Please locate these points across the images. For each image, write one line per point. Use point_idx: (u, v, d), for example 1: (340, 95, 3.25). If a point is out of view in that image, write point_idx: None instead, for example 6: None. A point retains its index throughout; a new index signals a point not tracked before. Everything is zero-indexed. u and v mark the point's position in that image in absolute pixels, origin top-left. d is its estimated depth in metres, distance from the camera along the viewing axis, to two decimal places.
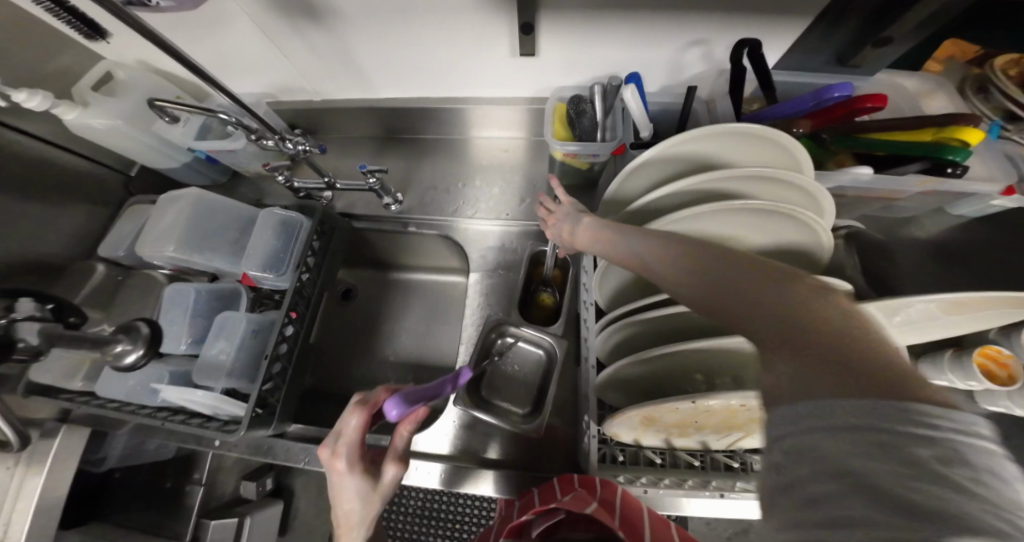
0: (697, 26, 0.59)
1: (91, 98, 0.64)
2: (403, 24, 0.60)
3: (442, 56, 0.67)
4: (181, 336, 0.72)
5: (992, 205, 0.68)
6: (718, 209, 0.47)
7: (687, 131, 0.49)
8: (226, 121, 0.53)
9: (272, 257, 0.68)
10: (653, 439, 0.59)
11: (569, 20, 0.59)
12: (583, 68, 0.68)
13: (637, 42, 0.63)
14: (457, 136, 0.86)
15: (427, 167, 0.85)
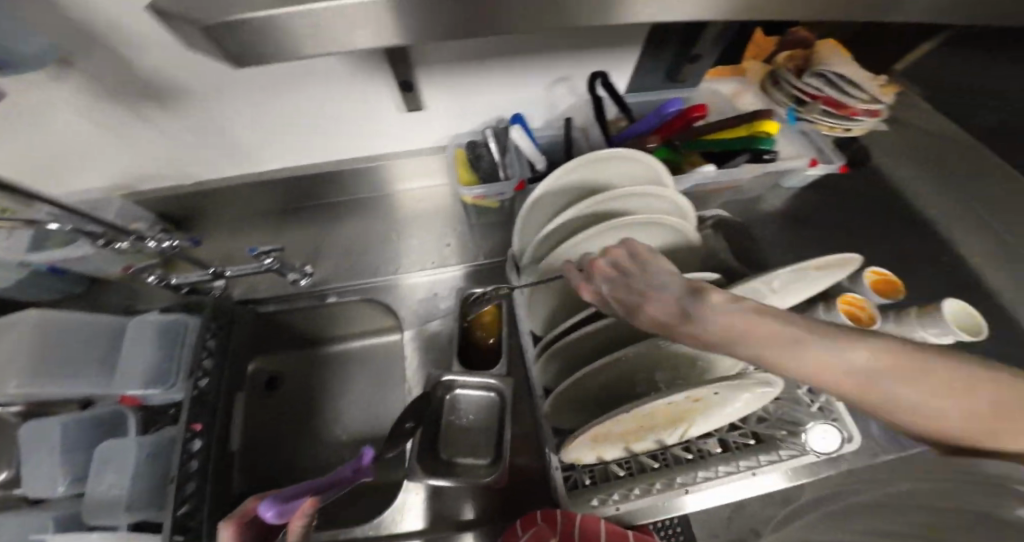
0: (552, 63, 0.62)
1: None
2: (263, 96, 0.57)
3: (321, 121, 0.63)
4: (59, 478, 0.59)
5: (809, 175, 0.75)
6: (604, 230, 0.47)
7: (564, 163, 0.50)
8: (60, 230, 0.46)
9: (157, 367, 0.58)
10: (613, 452, 0.56)
11: (441, 70, 0.59)
12: (467, 113, 0.68)
13: (508, 85, 0.64)
14: (359, 196, 0.80)
15: (336, 234, 0.78)
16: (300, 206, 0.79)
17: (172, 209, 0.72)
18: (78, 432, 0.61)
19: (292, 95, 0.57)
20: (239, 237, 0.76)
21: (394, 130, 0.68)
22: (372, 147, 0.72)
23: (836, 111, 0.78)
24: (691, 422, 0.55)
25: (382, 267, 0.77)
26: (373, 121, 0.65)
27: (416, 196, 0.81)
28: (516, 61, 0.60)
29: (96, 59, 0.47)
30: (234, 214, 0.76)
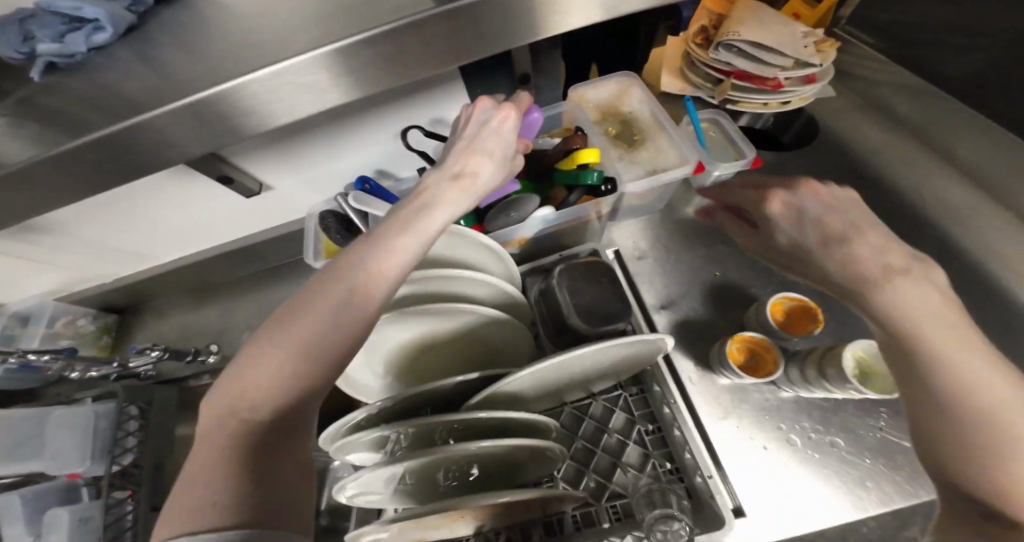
0: (377, 120, 0.59)
1: None
2: (117, 208, 0.61)
3: (187, 217, 0.66)
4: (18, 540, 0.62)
5: (718, 175, 0.63)
6: (424, 309, 0.44)
7: None
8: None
9: (81, 449, 0.64)
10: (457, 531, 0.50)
11: (263, 157, 0.58)
12: (323, 177, 0.66)
13: (341, 150, 0.62)
14: (256, 270, 0.81)
15: (241, 308, 0.79)
16: (213, 282, 0.82)
17: (115, 302, 0.81)
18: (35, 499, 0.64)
19: (145, 204, 0.61)
20: (166, 318, 0.81)
21: (261, 210, 0.70)
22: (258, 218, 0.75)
23: (755, 85, 0.64)
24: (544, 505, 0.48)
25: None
26: (235, 207, 0.67)
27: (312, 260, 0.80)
28: (337, 127, 0.58)
29: None
30: (158, 302, 0.83)
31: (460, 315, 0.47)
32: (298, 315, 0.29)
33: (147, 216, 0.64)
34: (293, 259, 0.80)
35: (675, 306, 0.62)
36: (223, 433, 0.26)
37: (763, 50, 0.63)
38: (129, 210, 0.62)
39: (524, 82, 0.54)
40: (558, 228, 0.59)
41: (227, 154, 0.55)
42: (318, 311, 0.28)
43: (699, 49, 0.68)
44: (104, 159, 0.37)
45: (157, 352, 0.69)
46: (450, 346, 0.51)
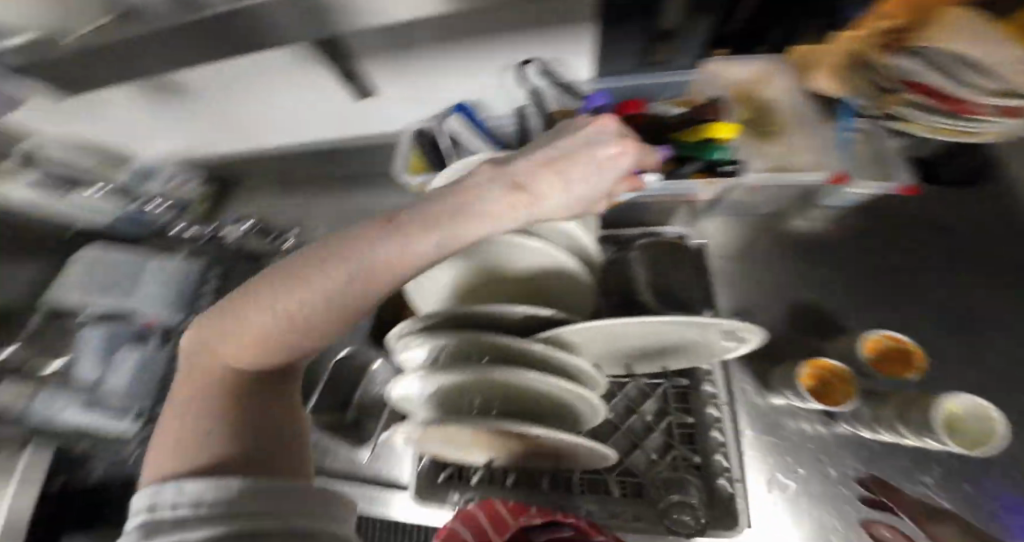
0: (501, 48, 0.58)
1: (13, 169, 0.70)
2: (244, 78, 0.65)
3: (301, 102, 0.70)
4: (84, 366, 0.66)
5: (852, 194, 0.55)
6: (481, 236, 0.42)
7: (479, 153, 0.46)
8: None
9: (162, 297, 0.70)
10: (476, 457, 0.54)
11: (383, 58, 0.59)
12: (424, 95, 0.66)
13: (455, 68, 0.61)
14: (343, 172, 0.85)
15: (323, 204, 0.84)
16: (305, 175, 0.87)
17: (217, 172, 0.89)
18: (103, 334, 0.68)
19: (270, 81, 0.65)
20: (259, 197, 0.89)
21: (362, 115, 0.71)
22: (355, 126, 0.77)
23: (939, 105, 0.47)
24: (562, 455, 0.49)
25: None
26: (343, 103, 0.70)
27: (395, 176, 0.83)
28: (459, 45, 0.57)
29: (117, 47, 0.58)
30: (254, 179, 0.90)
31: (524, 249, 0.43)
32: (315, 276, 0.27)
33: (269, 91, 0.68)
34: (378, 170, 0.83)
35: (750, 317, 0.58)
36: (191, 402, 0.27)
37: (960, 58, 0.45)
38: (256, 82, 0.66)
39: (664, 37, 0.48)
40: (652, 204, 0.56)
41: (356, 45, 0.56)
42: (310, 295, 0.26)
43: None
44: (239, 22, 0.36)
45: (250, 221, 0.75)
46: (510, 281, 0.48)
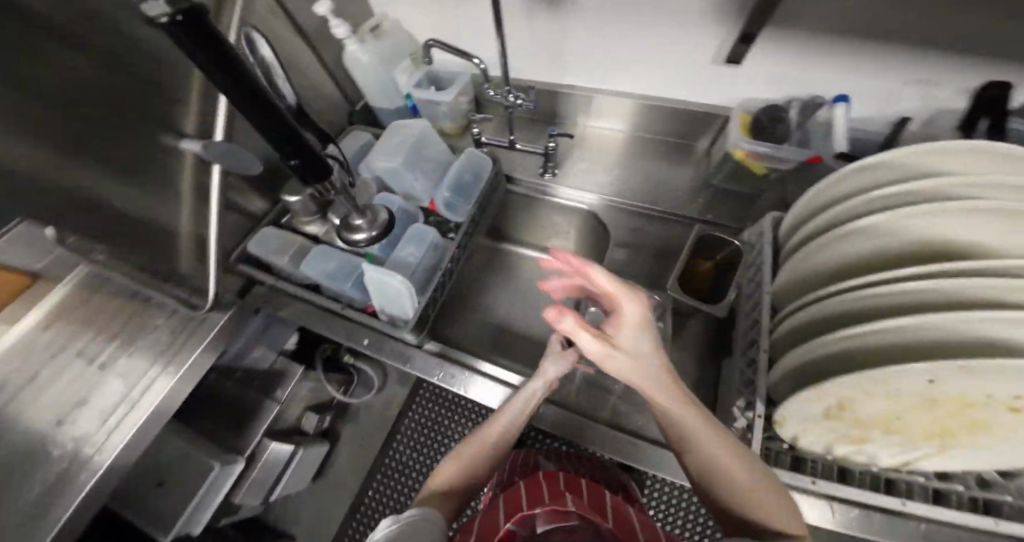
0: (900, 56, 0.64)
1: (369, 37, 0.78)
2: (627, 16, 0.72)
3: (648, 56, 0.78)
4: (375, 238, 0.70)
5: None
6: (972, 205, 0.43)
7: (938, 142, 0.49)
8: (478, 65, 0.69)
9: (452, 192, 0.73)
10: (812, 443, 0.49)
11: (784, 37, 0.67)
12: (780, 76, 0.73)
13: (835, 67, 0.68)
14: (621, 132, 0.93)
15: (598, 153, 0.91)
16: (582, 122, 0.94)
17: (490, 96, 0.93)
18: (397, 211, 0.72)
19: (642, 25, 0.73)
20: (530, 130, 0.95)
21: (692, 78, 0.79)
22: (673, 87, 0.82)
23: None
24: (937, 455, 0.45)
25: (612, 190, 0.86)
26: (686, 65, 0.77)
27: (674, 148, 0.90)
28: (859, 46, 0.64)
29: None
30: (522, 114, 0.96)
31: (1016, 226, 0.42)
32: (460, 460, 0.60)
33: (629, 34, 0.75)
34: (665, 139, 0.91)
35: None
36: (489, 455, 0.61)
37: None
38: (630, 23, 0.73)
39: None
40: None
41: (777, 17, 0.64)
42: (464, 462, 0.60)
43: None
44: None
45: (552, 145, 0.78)
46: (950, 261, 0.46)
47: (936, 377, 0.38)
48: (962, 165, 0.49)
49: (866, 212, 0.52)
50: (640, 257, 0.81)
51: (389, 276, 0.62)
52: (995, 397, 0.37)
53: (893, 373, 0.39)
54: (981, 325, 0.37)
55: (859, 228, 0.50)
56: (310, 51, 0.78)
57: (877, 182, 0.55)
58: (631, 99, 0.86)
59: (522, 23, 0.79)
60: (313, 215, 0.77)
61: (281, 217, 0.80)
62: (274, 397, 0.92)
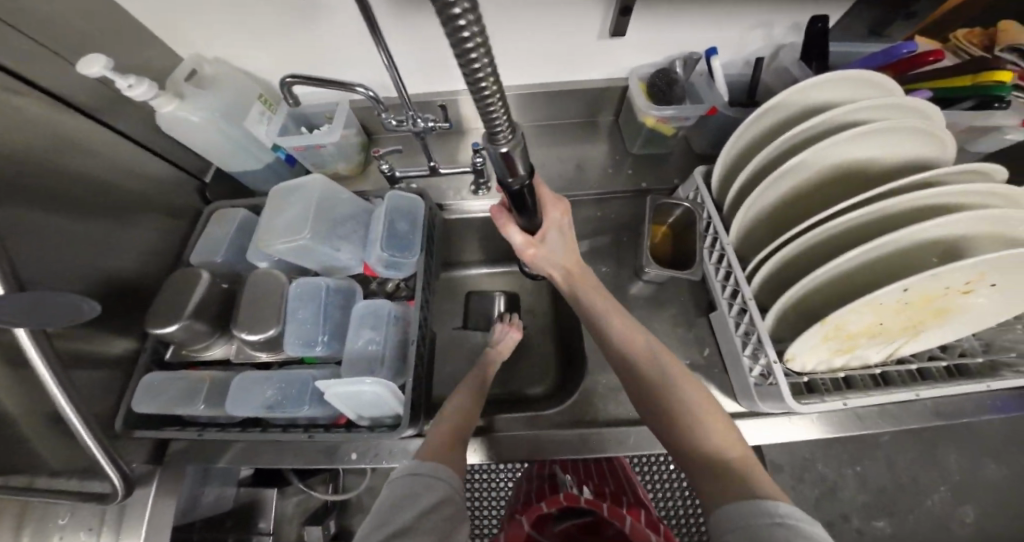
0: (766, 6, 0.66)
1: (186, 89, 0.57)
2: (501, 10, 0.65)
3: (529, 45, 0.73)
4: (314, 337, 0.56)
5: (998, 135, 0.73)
6: (876, 128, 0.49)
7: (825, 73, 0.53)
8: (363, 96, 0.56)
9: (388, 244, 0.60)
10: (816, 361, 0.57)
11: (660, 4, 0.66)
12: (664, 42, 0.73)
13: (708, 25, 0.70)
14: (525, 124, 0.89)
15: None
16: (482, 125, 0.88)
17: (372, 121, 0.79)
18: (327, 295, 0.58)
19: (521, 16, 0.67)
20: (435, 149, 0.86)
21: (585, 57, 0.77)
22: (570, 67, 0.79)
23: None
24: (910, 338, 0.54)
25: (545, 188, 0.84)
26: (574, 44, 0.73)
27: (582, 128, 0.90)
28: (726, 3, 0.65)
29: None
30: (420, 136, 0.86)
31: (909, 137, 0.50)
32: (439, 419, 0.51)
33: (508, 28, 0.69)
34: (569, 121, 0.89)
35: None
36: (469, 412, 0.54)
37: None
38: (506, 15, 0.66)
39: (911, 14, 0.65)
40: None
41: None
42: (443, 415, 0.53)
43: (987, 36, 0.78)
44: None
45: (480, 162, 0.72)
46: (863, 181, 0.54)
47: (908, 287, 0.44)
48: (844, 90, 0.55)
49: (787, 152, 0.56)
50: (593, 245, 0.81)
51: (357, 383, 0.50)
52: (951, 289, 0.45)
53: (879, 295, 0.45)
54: (927, 228, 0.44)
55: (794, 168, 0.53)
56: (106, 126, 0.54)
57: (778, 123, 0.59)
58: (525, 91, 0.81)
59: (393, 30, 0.66)
60: (209, 338, 0.57)
61: (161, 353, 0.59)
62: (259, 530, 0.81)
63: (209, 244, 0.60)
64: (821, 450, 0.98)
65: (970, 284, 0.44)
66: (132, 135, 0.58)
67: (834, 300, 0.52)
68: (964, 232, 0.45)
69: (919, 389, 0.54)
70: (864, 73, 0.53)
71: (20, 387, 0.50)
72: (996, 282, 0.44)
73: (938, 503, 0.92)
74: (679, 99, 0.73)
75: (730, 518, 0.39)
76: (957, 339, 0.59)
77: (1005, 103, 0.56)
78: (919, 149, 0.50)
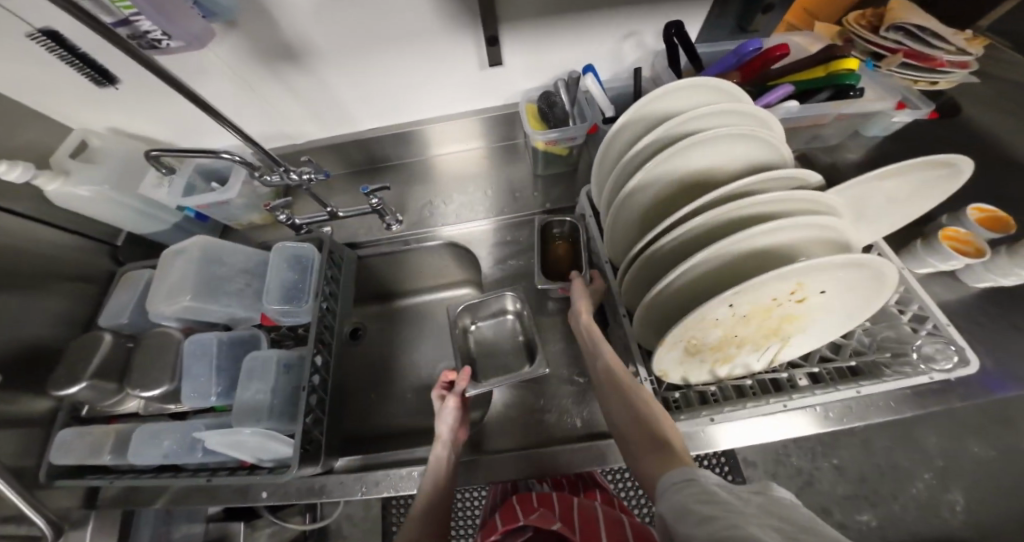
0: (623, 20, 0.67)
1: (70, 166, 0.63)
2: (369, 56, 0.68)
3: (411, 83, 0.75)
4: (208, 388, 0.60)
5: (898, 120, 0.69)
6: (697, 140, 0.50)
7: (661, 87, 0.54)
8: (230, 160, 0.59)
9: (283, 291, 0.65)
10: (699, 375, 0.55)
11: (521, 33, 0.68)
12: (542, 66, 0.74)
13: (576, 44, 0.71)
14: (438, 155, 0.91)
15: (424, 188, 0.89)
16: (395, 161, 0.90)
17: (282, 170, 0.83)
18: (222, 347, 0.62)
19: (392, 59, 0.69)
20: (350, 188, 0.89)
21: (474, 87, 0.78)
22: (464, 99, 0.81)
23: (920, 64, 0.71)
24: (784, 343, 0.53)
25: (457, 215, 0.85)
26: (455, 78, 0.76)
27: (494, 152, 0.91)
28: (583, 22, 0.67)
29: (249, 22, 0.59)
30: (337, 178, 0.90)
31: (735, 144, 0.51)
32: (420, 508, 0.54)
33: (383, 73, 0.72)
34: (481, 147, 0.91)
35: None
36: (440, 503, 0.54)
37: (933, 34, 0.68)
38: (375, 62, 0.69)
39: (767, 11, 0.65)
40: (789, 125, 0.65)
41: (505, 20, 0.65)
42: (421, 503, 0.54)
43: (877, 18, 0.74)
44: None
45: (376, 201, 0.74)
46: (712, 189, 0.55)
47: (735, 300, 0.44)
48: (686, 102, 0.56)
49: (638, 167, 0.57)
50: (505, 267, 0.81)
51: (235, 433, 0.53)
52: (780, 297, 0.45)
53: (711, 309, 0.45)
54: (743, 238, 0.44)
55: (640, 185, 0.54)
56: None
57: (635, 137, 0.60)
58: (424, 126, 0.83)
59: (276, 88, 0.70)
60: (117, 395, 0.61)
61: (79, 409, 0.64)
62: None
63: (113, 309, 0.65)
64: (793, 440, 0.82)
65: (798, 292, 0.45)
66: (33, 215, 0.63)
67: (690, 309, 0.52)
68: (785, 238, 0.45)
69: (787, 400, 0.51)
70: (699, 84, 0.54)
71: None
72: (821, 287, 0.45)
73: (924, 492, 0.75)
74: (563, 119, 0.74)
75: (672, 497, 0.37)
76: (847, 337, 0.56)
77: (858, 90, 0.59)
78: (749, 155, 0.52)
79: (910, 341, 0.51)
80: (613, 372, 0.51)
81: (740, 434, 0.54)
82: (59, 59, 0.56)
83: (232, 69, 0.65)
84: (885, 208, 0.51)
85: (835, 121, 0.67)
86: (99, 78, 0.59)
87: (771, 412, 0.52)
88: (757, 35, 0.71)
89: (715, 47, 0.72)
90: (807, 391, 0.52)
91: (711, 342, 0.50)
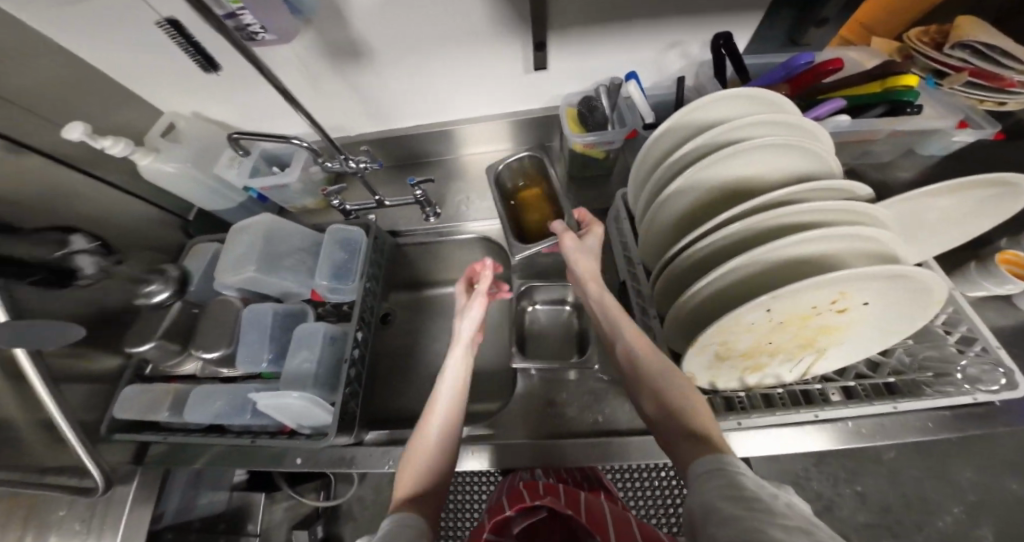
0: (670, 30, 0.69)
1: (159, 145, 0.70)
2: (425, 56, 0.72)
3: (460, 83, 0.79)
4: (261, 354, 0.65)
5: (957, 139, 0.67)
6: (742, 149, 0.50)
7: (708, 96, 0.55)
8: (300, 146, 0.65)
9: (332, 270, 0.69)
10: (728, 381, 0.55)
11: (569, 40, 0.70)
12: (585, 71, 0.77)
13: (622, 51, 0.73)
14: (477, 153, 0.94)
15: (462, 183, 0.92)
16: (437, 157, 0.95)
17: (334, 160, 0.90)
18: (277, 318, 0.67)
19: (447, 60, 0.73)
20: (394, 180, 0.94)
21: (519, 90, 0.81)
22: (507, 101, 0.84)
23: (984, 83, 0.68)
24: (819, 356, 0.52)
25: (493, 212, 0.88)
26: (502, 80, 0.79)
27: (531, 153, 0.93)
28: (630, 31, 0.69)
29: (324, 21, 0.64)
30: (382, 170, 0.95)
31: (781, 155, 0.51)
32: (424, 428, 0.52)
33: (437, 73, 0.76)
34: (519, 148, 0.93)
35: None
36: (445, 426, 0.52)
37: (1004, 52, 0.65)
38: (431, 62, 0.73)
39: (820, 26, 0.65)
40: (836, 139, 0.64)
41: (555, 26, 0.67)
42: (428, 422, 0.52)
43: (938, 35, 0.72)
44: None
45: (421, 193, 0.78)
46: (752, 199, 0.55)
47: (772, 305, 0.44)
48: (731, 112, 0.57)
49: (678, 174, 0.58)
50: (536, 264, 0.83)
51: (285, 396, 0.58)
52: (820, 306, 0.45)
53: (746, 313, 0.45)
54: (786, 245, 0.44)
55: (681, 190, 0.55)
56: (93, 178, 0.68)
57: (677, 144, 0.61)
58: (467, 125, 0.87)
59: (338, 83, 0.76)
60: (179, 355, 0.67)
61: (142, 368, 0.70)
62: (249, 532, 0.80)
63: (185, 278, 0.72)
64: (815, 463, 0.80)
65: (839, 302, 0.45)
66: (123, 187, 0.71)
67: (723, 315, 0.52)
68: (828, 248, 0.45)
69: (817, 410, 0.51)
70: (745, 95, 0.55)
71: (22, 397, 0.60)
72: (864, 299, 0.44)
73: (952, 524, 0.72)
74: (602, 123, 0.76)
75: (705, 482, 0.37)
76: (887, 356, 0.55)
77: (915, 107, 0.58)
78: (795, 167, 0.52)
79: (954, 361, 0.50)
80: (638, 359, 0.51)
81: (767, 442, 0.54)
82: (158, 50, 0.63)
83: (302, 64, 0.71)
84: (934, 226, 0.50)
85: (886, 137, 0.66)
86: (206, 64, 0.64)
87: (801, 421, 0.52)
88: (806, 50, 0.71)
89: (761, 60, 0.72)
90: (840, 404, 0.51)
91: (744, 348, 0.50)
